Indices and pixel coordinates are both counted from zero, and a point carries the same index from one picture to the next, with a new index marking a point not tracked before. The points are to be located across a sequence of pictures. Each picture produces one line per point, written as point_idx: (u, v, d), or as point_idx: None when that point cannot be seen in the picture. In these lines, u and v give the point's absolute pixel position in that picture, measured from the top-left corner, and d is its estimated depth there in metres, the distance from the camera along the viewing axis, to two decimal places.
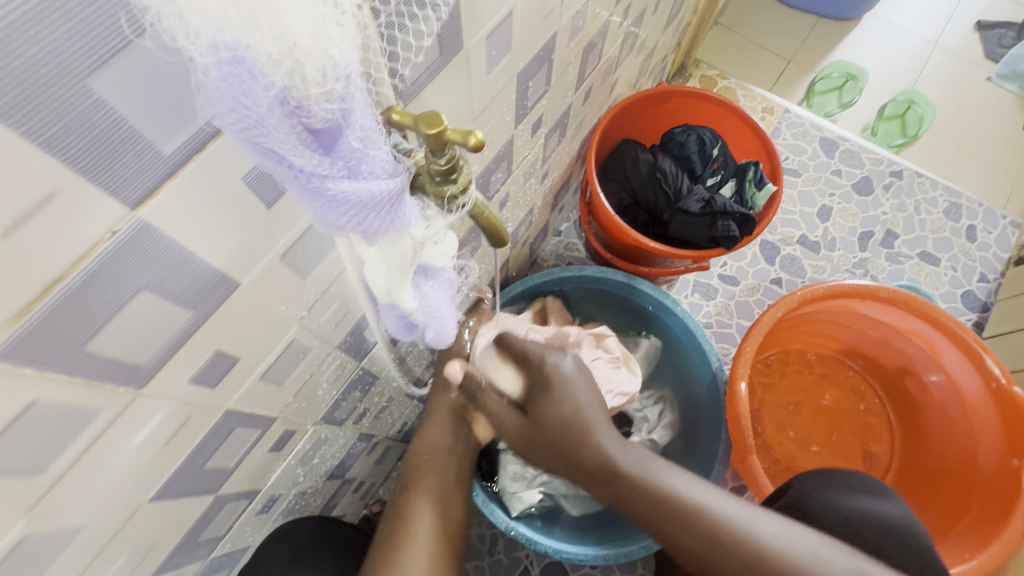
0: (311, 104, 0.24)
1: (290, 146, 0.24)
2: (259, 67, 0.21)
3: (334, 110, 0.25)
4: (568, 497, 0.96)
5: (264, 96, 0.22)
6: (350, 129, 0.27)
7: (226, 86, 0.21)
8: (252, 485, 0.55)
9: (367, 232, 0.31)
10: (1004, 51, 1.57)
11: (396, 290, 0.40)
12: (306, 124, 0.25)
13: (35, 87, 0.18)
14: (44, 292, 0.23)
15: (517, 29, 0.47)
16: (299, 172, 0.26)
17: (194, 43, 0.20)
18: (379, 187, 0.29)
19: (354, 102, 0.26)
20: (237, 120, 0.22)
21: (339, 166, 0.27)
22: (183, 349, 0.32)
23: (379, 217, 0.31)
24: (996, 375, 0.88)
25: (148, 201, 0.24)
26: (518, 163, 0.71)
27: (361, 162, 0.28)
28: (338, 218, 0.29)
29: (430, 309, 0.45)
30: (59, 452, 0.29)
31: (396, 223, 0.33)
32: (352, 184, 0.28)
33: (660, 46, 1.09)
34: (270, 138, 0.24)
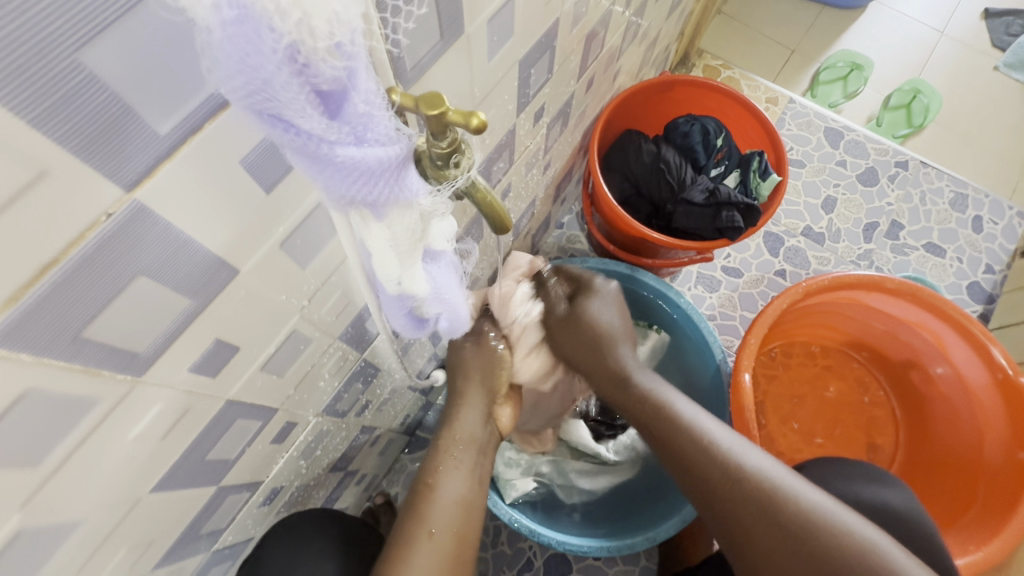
0: (318, 61, 0.23)
1: (299, 109, 0.24)
2: (266, 22, 0.21)
3: (340, 71, 0.24)
4: (563, 487, 0.96)
5: (272, 54, 0.22)
6: (355, 91, 0.26)
7: (231, 46, 0.21)
8: (253, 478, 0.55)
9: (372, 201, 0.31)
10: (1011, 39, 1.55)
11: (406, 278, 0.39)
12: (313, 85, 0.24)
13: (19, 60, 0.18)
14: (37, 277, 0.22)
15: (519, 14, 0.46)
16: (308, 138, 0.25)
17: (200, 3, 0.20)
18: (386, 153, 0.29)
19: (359, 62, 0.25)
20: (244, 81, 0.22)
21: (346, 132, 0.27)
22: (181, 339, 0.32)
23: (383, 185, 0.30)
24: (1002, 365, 0.88)
25: (144, 183, 0.24)
26: (519, 154, 0.70)
27: (367, 127, 0.27)
28: (344, 185, 0.29)
29: (441, 294, 0.45)
30: (57, 442, 0.29)
31: (401, 192, 0.32)
32: (359, 150, 0.28)
33: (663, 35, 1.08)
34: (278, 101, 0.23)
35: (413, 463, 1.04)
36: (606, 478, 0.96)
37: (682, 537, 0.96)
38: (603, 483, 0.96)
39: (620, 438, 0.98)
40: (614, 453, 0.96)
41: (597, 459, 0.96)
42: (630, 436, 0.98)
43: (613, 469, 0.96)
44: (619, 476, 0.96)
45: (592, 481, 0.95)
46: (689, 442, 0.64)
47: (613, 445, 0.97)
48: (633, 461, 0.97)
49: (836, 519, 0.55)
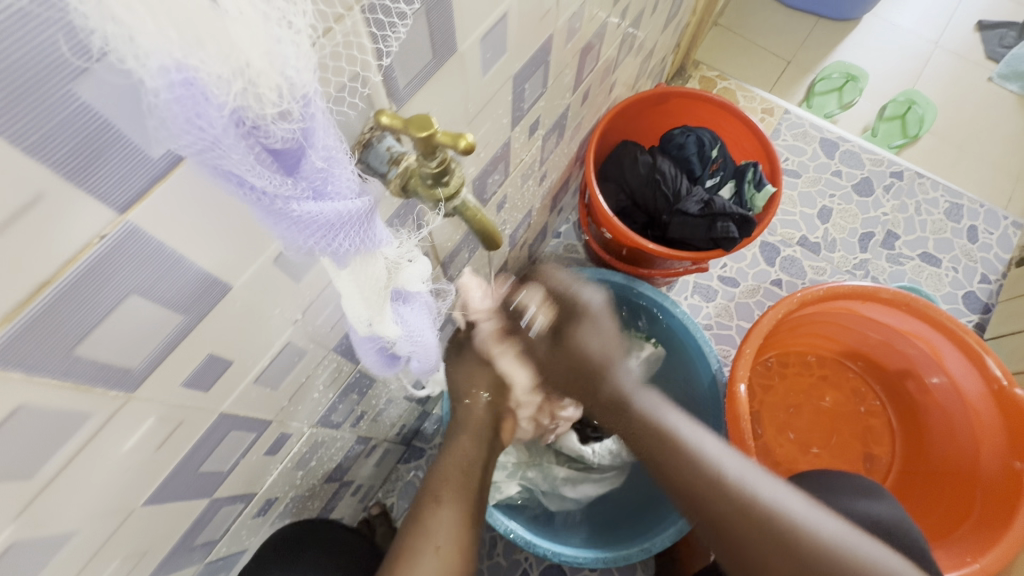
0: (269, 124, 0.24)
1: (250, 168, 0.24)
2: (211, 89, 0.21)
3: (293, 130, 0.25)
4: (548, 494, 0.96)
5: (218, 118, 0.22)
6: (312, 149, 0.27)
7: (179, 107, 0.21)
8: (247, 489, 0.55)
9: (335, 252, 0.32)
10: (1005, 51, 1.57)
11: (376, 319, 0.40)
12: (266, 145, 0.25)
13: (19, 93, 0.18)
14: (32, 295, 0.23)
15: (512, 32, 0.47)
16: (261, 194, 0.26)
17: (144, 65, 0.19)
18: (344, 206, 0.30)
19: (316, 121, 0.26)
20: (192, 141, 0.22)
21: (302, 186, 0.28)
22: (173, 354, 0.32)
23: (342, 236, 0.31)
24: (998, 376, 0.88)
25: (137, 205, 0.24)
26: (514, 166, 0.70)
27: (326, 181, 0.29)
28: (299, 239, 0.29)
29: (412, 335, 0.46)
30: (50, 456, 0.29)
31: (367, 241, 0.34)
32: (317, 204, 0.29)
33: (659, 47, 1.09)
34: (227, 160, 0.23)
35: (409, 472, 1.04)
36: (590, 487, 0.96)
37: (678, 547, 0.96)
38: (587, 491, 0.96)
39: (605, 442, 0.99)
40: (598, 457, 0.98)
41: (581, 464, 0.98)
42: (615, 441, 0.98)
43: (597, 477, 0.97)
44: (602, 487, 0.97)
45: (576, 490, 0.96)
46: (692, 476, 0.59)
47: (597, 449, 0.98)
48: (617, 470, 0.98)
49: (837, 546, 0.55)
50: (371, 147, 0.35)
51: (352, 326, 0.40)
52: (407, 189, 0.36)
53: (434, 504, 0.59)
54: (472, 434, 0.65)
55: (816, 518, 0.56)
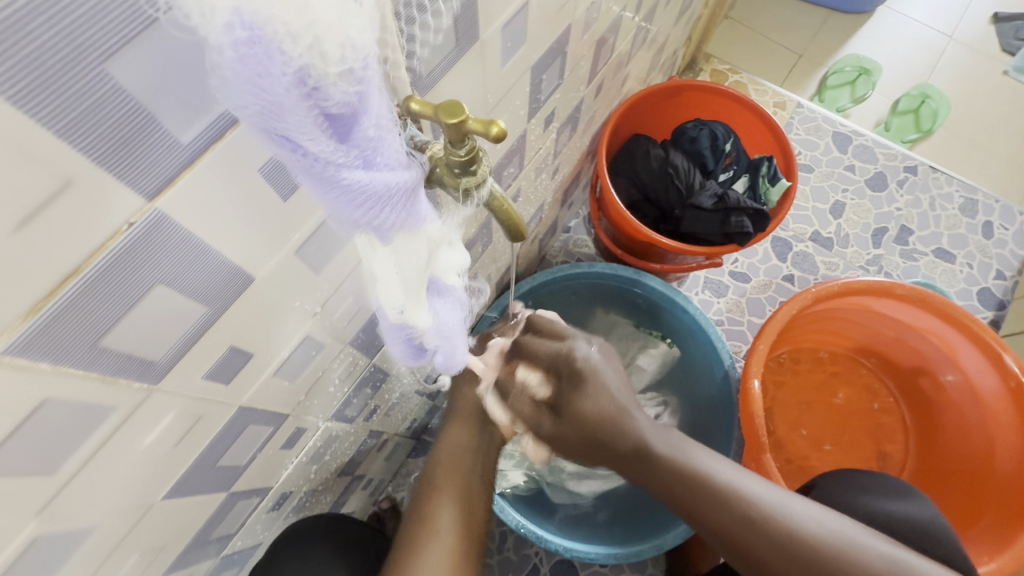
0: (330, 85, 0.23)
1: (307, 131, 0.23)
2: (277, 45, 0.20)
3: (351, 94, 0.24)
4: (553, 486, 0.96)
5: (280, 77, 0.21)
6: (367, 115, 0.25)
7: (242, 67, 0.20)
8: (262, 483, 0.54)
9: (379, 226, 0.31)
10: (1020, 44, 1.54)
11: (410, 306, 0.39)
12: (323, 109, 0.23)
13: (51, 72, 0.18)
14: (59, 286, 0.22)
15: (532, 21, 0.46)
16: (315, 161, 0.25)
17: (211, 21, 0.19)
18: (391, 177, 0.29)
19: (371, 85, 0.25)
20: (253, 102, 0.21)
21: (354, 154, 0.26)
22: (196, 346, 0.32)
23: (389, 209, 0.30)
24: (1015, 372, 0.87)
25: (165, 192, 0.24)
26: (529, 159, 0.70)
27: (376, 150, 0.27)
28: (350, 210, 0.28)
29: (442, 328, 0.45)
30: (74, 449, 0.29)
31: (409, 217, 0.32)
32: (366, 174, 0.27)
33: (671, 39, 1.08)
34: (286, 123, 0.23)
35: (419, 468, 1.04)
36: (596, 483, 0.96)
37: (690, 543, 0.96)
38: (593, 487, 0.96)
39: None
40: None
41: (588, 458, 0.98)
42: None
43: (603, 473, 0.97)
44: (608, 484, 0.96)
45: (582, 484, 0.96)
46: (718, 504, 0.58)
47: None
48: None
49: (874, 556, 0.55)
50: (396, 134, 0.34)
51: (384, 312, 0.40)
52: (431, 179, 0.34)
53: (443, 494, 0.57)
54: (469, 433, 0.61)
55: (844, 530, 0.57)
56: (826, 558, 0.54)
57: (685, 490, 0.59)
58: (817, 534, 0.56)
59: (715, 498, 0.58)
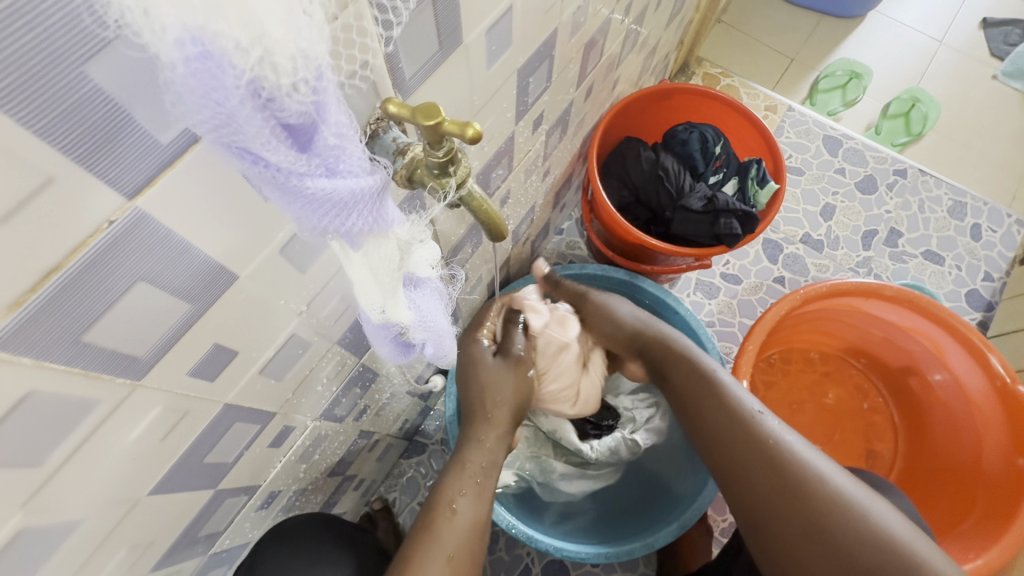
0: (284, 96, 0.24)
1: (264, 142, 0.24)
2: (227, 60, 0.21)
3: (306, 104, 0.25)
4: (544, 486, 0.96)
5: (234, 90, 0.22)
6: (325, 125, 0.27)
7: (195, 81, 0.21)
8: (250, 481, 0.55)
9: (348, 233, 0.31)
10: (1010, 49, 1.56)
11: (389, 306, 0.40)
12: (281, 119, 0.25)
13: (29, 73, 0.18)
14: (40, 282, 0.23)
15: (517, 25, 0.47)
16: (276, 170, 0.26)
17: (161, 38, 0.19)
18: (357, 184, 0.30)
19: (327, 96, 0.26)
20: (209, 117, 0.22)
21: (315, 163, 0.27)
22: (180, 343, 0.32)
23: (354, 215, 0.31)
24: (1000, 373, 0.88)
25: (145, 191, 0.24)
26: (518, 160, 0.71)
27: (339, 158, 0.28)
28: (315, 217, 0.29)
29: (426, 321, 0.45)
30: (57, 444, 0.29)
31: (378, 222, 0.33)
32: (330, 181, 0.28)
33: (662, 43, 1.09)
34: (243, 135, 0.23)
35: (411, 468, 1.04)
36: (585, 482, 0.96)
37: (681, 543, 0.96)
38: (583, 486, 0.96)
39: (605, 439, 0.97)
40: (596, 452, 0.96)
41: (578, 459, 0.96)
42: (614, 437, 0.96)
43: (593, 473, 0.97)
44: (598, 483, 0.97)
45: (572, 484, 0.96)
46: (723, 419, 0.64)
47: (596, 444, 0.97)
48: (614, 467, 0.98)
49: (864, 507, 0.55)
50: (377, 136, 0.35)
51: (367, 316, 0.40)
52: (411, 180, 0.35)
53: (447, 508, 0.57)
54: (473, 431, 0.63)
55: (840, 477, 0.57)
56: (810, 489, 0.56)
57: (701, 400, 0.67)
58: (809, 465, 0.58)
59: (723, 411, 0.65)
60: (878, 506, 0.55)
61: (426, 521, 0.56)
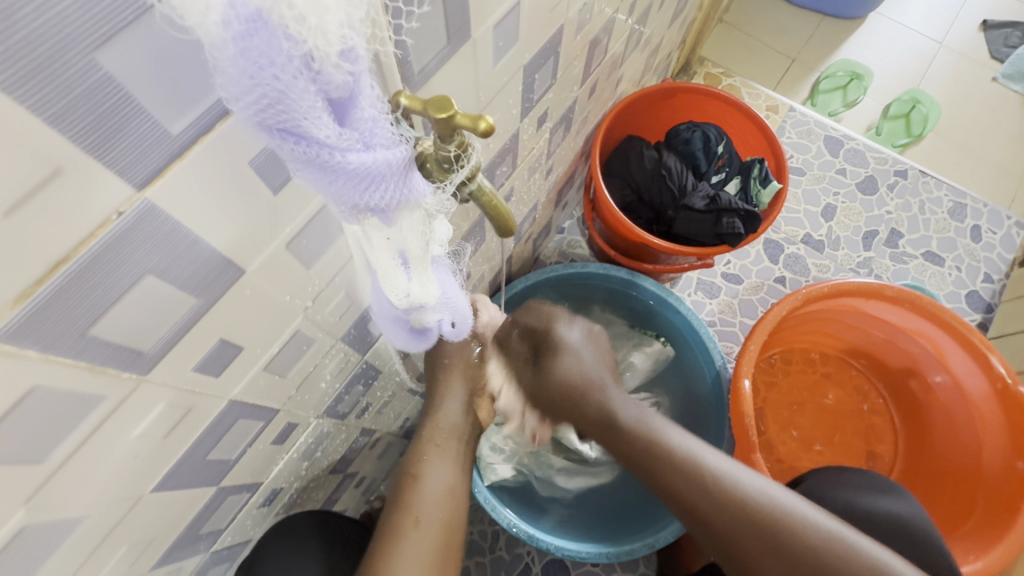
0: (329, 69, 0.24)
1: (314, 118, 0.24)
2: (281, 31, 0.21)
3: (347, 75, 0.25)
4: (541, 480, 0.96)
5: (286, 63, 0.22)
6: (362, 97, 0.26)
7: (243, 60, 0.21)
8: (253, 479, 0.55)
9: (380, 207, 0.31)
10: (1009, 51, 1.56)
11: (415, 287, 0.40)
12: (325, 93, 0.24)
13: (41, 58, 0.18)
14: (48, 273, 0.22)
15: (524, 21, 0.47)
16: (320, 148, 0.25)
17: (207, 17, 0.20)
18: (391, 157, 0.29)
19: (364, 69, 0.26)
20: (257, 96, 0.22)
21: (354, 137, 0.27)
22: (186, 337, 0.32)
23: (390, 189, 0.30)
24: (1002, 374, 0.88)
25: (155, 181, 0.24)
26: (522, 158, 0.70)
27: (374, 132, 0.28)
28: (354, 195, 0.29)
29: (447, 298, 0.46)
30: (62, 439, 0.29)
31: (408, 195, 0.32)
32: (369, 155, 0.27)
33: (665, 42, 1.08)
34: (293, 111, 0.23)
35: None
36: (582, 479, 0.96)
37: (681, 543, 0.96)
38: (580, 483, 0.96)
39: None
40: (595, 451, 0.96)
41: (578, 456, 0.96)
42: None
43: (591, 470, 0.97)
44: (595, 480, 0.97)
45: (568, 481, 0.96)
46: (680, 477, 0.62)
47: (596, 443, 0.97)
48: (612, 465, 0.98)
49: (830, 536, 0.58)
50: None
51: (392, 300, 0.41)
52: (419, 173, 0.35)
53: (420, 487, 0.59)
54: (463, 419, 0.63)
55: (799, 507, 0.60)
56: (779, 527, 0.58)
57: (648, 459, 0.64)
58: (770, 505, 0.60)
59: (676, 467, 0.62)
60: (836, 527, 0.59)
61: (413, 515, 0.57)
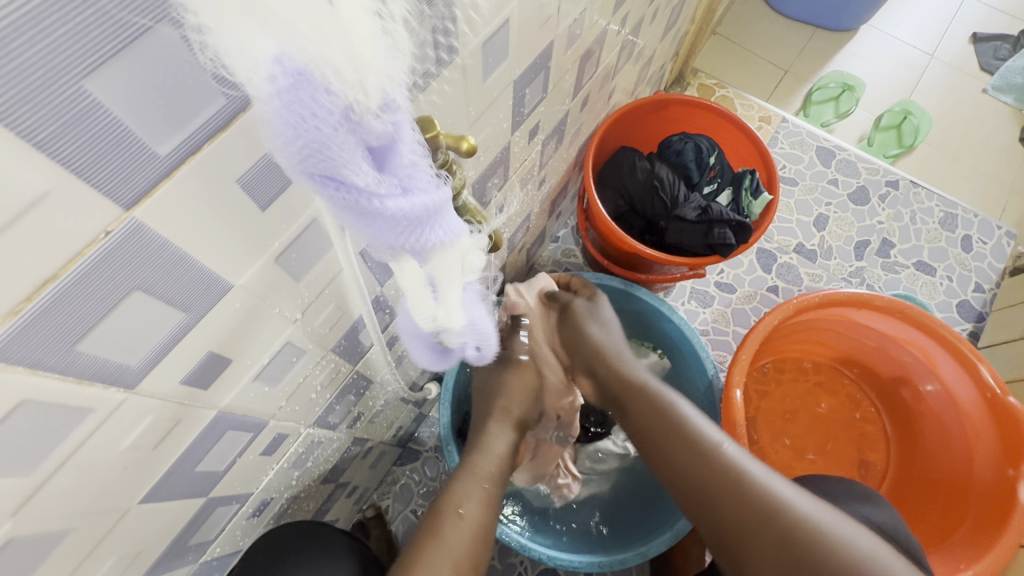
0: (369, 118, 0.26)
1: (354, 165, 0.25)
2: (324, 86, 0.23)
3: (387, 124, 0.27)
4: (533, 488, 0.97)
5: (328, 114, 0.24)
6: (401, 143, 0.28)
7: (287, 112, 0.22)
8: (243, 489, 0.55)
9: (417, 248, 0.31)
10: (999, 63, 1.58)
11: (441, 314, 0.41)
12: (364, 141, 0.26)
13: (33, 89, 0.19)
14: (36, 291, 0.23)
15: (513, 38, 0.48)
16: (360, 194, 0.26)
17: (258, 72, 0.22)
18: (429, 200, 0.30)
19: (401, 118, 0.28)
20: (306, 144, 0.23)
21: (393, 183, 0.28)
22: (175, 350, 0.33)
23: (426, 232, 0.31)
24: (990, 384, 0.89)
25: (143, 203, 0.25)
26: (514, 169, 0.71)
27: (411, 177, 0.29)
28: (392, 238, 0.29)
29: (472, 324, 0.46)
30: (48, 452, 0.29)
31: (444, 235, 0.32)
32: (406, 200, 0.28)
33: (658, 54, 1.10)
34: (335, 160, 0.25)
35: (404, 475, 1.04)
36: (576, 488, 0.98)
37: (674, 553, 0.96)
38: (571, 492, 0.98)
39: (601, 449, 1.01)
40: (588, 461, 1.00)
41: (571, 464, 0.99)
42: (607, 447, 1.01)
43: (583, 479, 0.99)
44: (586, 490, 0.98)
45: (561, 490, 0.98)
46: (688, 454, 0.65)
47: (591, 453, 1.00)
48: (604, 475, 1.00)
49: (829, 528, 0.56)
50: None
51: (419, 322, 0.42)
52: None
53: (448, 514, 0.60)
54: None
55: (802, 501, 0.59)
56: (777, 516, 0.58)
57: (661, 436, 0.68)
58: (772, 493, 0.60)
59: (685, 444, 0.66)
60: (843, 527, 0.57)
61: None
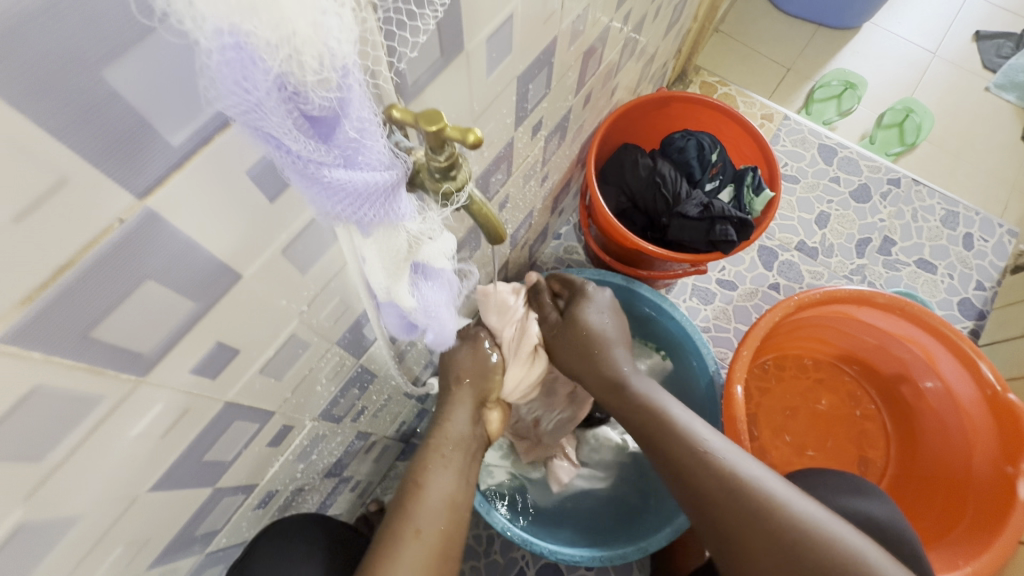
0: (308, 91, 0.25)
1: (287, 132, 0.25)
2: (258, 53, 0.22)
3: (332, 98, 0.26)
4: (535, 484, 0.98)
5: (263, 82, 0.23)
6: (346, 119, 0.28)
7: (228, 70, 0.22)
8: (248, 480, 0.55)
9: (361, 221, 0.32)
10: (1001, 61, 1.58)
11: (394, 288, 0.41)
12: (304, 111, 0.26)
13: (47, 78, 0.19)
14: (52, 277, 0.23)
15: (517, 34, 0.48)
16: (298, 159, 0.27)
17: (201, 27, 0.21)
18: (372, 177, 0.30)
19: (352, 92, 0.27)
20: (237, 103, 0.23)
21: (334, 154, 0.28)
22: (184, 339, 0.33)
23: (370, 206, 0.31)
24: (991, 381, 0.89)
25: (155, 192, 0.25)
26: (517, 165, 0.71)
27: (356, 151, 0.29)
28: (333, 207, 0.30)
29: (429, 309, 0.46)
30: (59, 439, 0.30)
31: (389, 214, 0.33)
32: (348, 172, 0.29)
33: (660, 51, 1.10)
34: (268, 124, 0.24)
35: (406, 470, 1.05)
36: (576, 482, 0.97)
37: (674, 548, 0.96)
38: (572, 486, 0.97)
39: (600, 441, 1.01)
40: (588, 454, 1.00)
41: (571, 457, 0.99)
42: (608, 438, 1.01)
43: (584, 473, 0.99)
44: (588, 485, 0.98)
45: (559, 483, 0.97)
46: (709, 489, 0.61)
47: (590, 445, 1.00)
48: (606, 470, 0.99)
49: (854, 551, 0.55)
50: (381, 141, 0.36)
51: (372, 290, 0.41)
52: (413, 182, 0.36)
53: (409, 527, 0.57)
54: None
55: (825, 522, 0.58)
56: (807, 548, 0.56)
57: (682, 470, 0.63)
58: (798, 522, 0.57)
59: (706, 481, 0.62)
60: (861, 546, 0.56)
61: (419, 517, 0.59)
